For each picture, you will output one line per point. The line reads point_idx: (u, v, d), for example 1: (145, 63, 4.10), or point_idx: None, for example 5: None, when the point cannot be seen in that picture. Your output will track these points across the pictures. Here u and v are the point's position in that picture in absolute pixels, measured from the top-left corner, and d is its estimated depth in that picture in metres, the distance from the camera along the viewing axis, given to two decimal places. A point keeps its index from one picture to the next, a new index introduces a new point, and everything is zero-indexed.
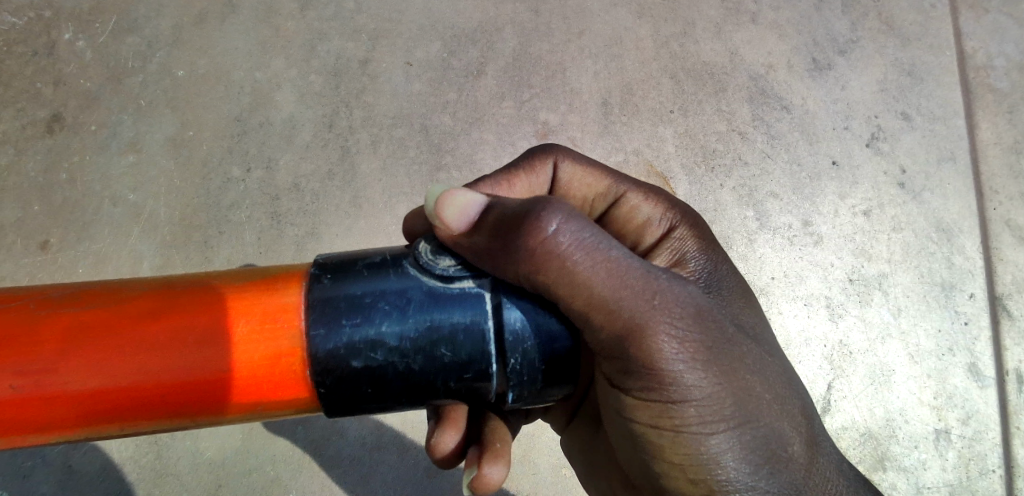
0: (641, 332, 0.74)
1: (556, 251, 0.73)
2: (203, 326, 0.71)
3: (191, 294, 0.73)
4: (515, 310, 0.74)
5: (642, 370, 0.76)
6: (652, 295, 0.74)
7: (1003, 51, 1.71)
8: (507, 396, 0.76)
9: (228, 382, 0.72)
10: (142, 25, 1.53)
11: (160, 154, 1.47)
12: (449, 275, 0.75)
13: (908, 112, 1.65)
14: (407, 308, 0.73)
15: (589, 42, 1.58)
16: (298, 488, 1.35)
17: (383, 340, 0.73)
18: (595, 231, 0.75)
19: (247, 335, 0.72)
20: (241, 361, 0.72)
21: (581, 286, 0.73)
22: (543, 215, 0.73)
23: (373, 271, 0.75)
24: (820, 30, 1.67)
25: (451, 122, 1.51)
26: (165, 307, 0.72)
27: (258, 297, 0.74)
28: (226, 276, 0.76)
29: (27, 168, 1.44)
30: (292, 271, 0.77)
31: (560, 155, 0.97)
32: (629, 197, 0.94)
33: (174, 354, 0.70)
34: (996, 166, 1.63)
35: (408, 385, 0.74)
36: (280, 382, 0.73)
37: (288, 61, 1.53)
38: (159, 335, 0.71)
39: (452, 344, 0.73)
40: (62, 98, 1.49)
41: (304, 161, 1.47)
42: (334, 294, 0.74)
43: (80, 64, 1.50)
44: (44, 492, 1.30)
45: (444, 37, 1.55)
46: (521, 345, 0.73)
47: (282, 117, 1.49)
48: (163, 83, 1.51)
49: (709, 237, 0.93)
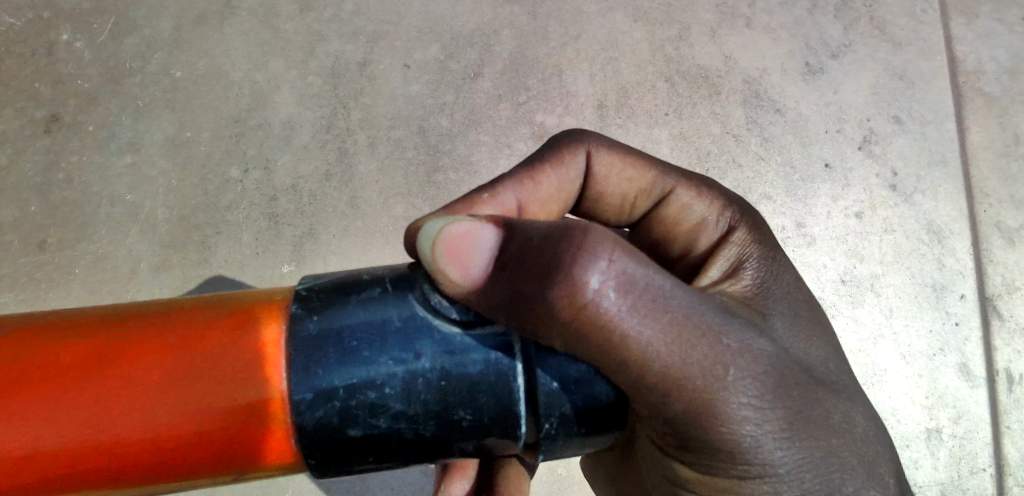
0: (712, 412, 0.67)
1: (599, 317, 0.64)
2: (168, 372, 0.65)
3: (151, 339, 0.66)
4: (546, 369, 0.68)
5: (714, 446, 0.69)
6: (724, 369, 0.67)
7: (992, 56, 1.74)
8: (539, 455, 0.71)
9: (198, 436, 0.65)
10: (141, 26, 1.54)
11: (159, 154, 1.48)
12: (464, 321, 0.69)
13: (900, 115, 1.67)
14: (414, 362, 0.66)
15: (586, 45, 1.60)
16: (295, 486, 1.36)
17: (388, 405, 0.66)
18: (653, 288, 0.66)
19: (218, 380, 0.66)
20: (211, 411, 0.65)
21: (640, 357, 0.65)
22: (583, 269, 0.63)
23: (371, 313, 0.68)
24: (813, 34, 1.69)
25: (449, 124, 1.52)
26: (125, 351, 0.65)
27: (231, 336, 0.67)
28: (190, 314, 0.69)
29: (26, 167, 1.45)
30: (270, 303, 0.71)
31: (598, 146, 0.97)
32: (678, 192, 0.94)
33: (135, 404, 0.64)
34: (986, 169, 1.66)
35: (418, 448, 0.68)
36: (259, 434, 0.67)
37: (287, 63, 1.54)
38: (119, 381, 0.64)
39: (468, 406, 0.67)
40: (61, 97, 1.49)
41: (303, 161, 1.48)
42: (326, 348, 0.66)
43: (79, 64, 1.51)
44: None
45: (442, 39, 1.57)
46: (552, 410, 0.67)
47: (281, 119, 1.50)
48: (163, 83, 1.52)
49: (769, 238, 0.90)
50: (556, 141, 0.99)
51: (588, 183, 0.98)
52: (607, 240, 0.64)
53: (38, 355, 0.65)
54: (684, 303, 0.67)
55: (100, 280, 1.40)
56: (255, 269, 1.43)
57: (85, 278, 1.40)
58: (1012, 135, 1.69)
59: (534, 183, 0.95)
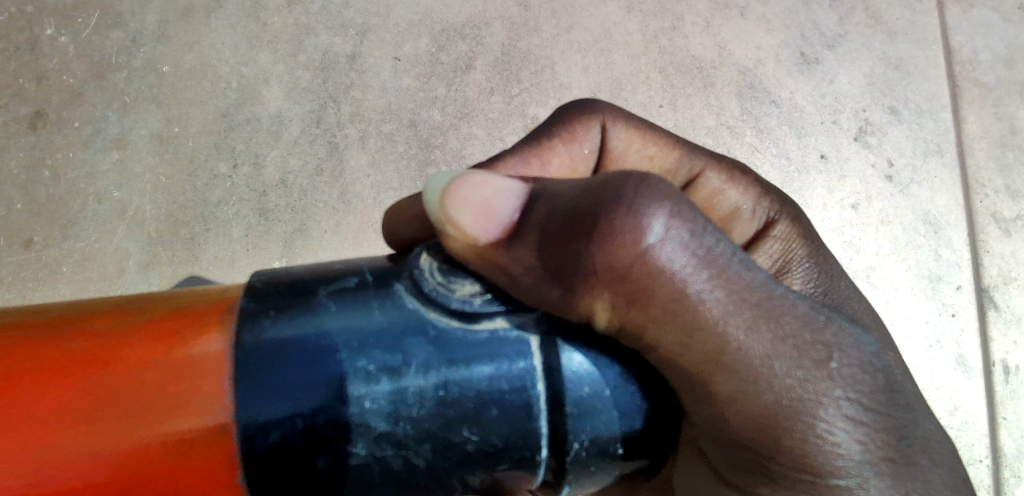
0: (805, 418, 0.60)
1: (655, 269, 0.57)
2: (80, 402, 0.55)
3: (66, 356, 0.57)
4: (570, 370, 0.61)
5: (801, 473, 0.61)
6: (824, 357, 0.61)
7: (989, 45, 1.73)
8: (562, 482, 0.64)
9: (124, 473, 0.56)
10: (127, 19, 1.52)
11: (146, 150, 1.45)
12: (467, 312, 0.61)
13: (895, 106, 1.66)
14: (404, 370, 0.59)
15: (578, 37, 1.58)
16: None
17: (369, 424, 0.58)
18: (727, 250, 0.60)
19: (141, 409, 0.56)
20: (137, 448, 0.56)
21: (714, 329, 0.59)
22: (644, 209, 0.57)
23: (345, 309, 0.61)
24: (808, 24, 1.68)
25: (440, 118, 1.50)
26: (17, 381, 0.55)
27: (159, 352, 0.58)
28: (115, 322, 0.60)
29: (11, 164, 1.43)
30: (211, 308, 0.62)
31: (610, 119, 0.98)
32: (707, 176, 0.94)
33: (37, 446, 0.54)
34: (982, 159, 1.64)
35: (406, 482, 0.60)
36: (199, 468, 0.57)
37: (275, 56, 1.52)
38: (28, 406, 0.55)
39: (476, 425, 0.59)
40: (46, 93, 1.47)
41: (292, 156, 1.46)
42: (289, 346, 0.58)
43: (63, 59, 1.48)
44: None
45: (432, 32, 1.54)
46: (581, 427, 0.60)
47: (270, 113, 1.48)
48: (149, 78, 1.49)
49: (813, 234, 0.90)
50: (565, 114, 0.99)
51: (603, 158, 0.98)
52: (665, 184, 0.59)
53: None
54: (760, 272, 0.61)
55: (88, 278, 1.38)
56: (245, 265, 1.41)
57: (72, 277, 1.38)
58: (1008, 125, 1.67)
59: (542, 162, 0.96)
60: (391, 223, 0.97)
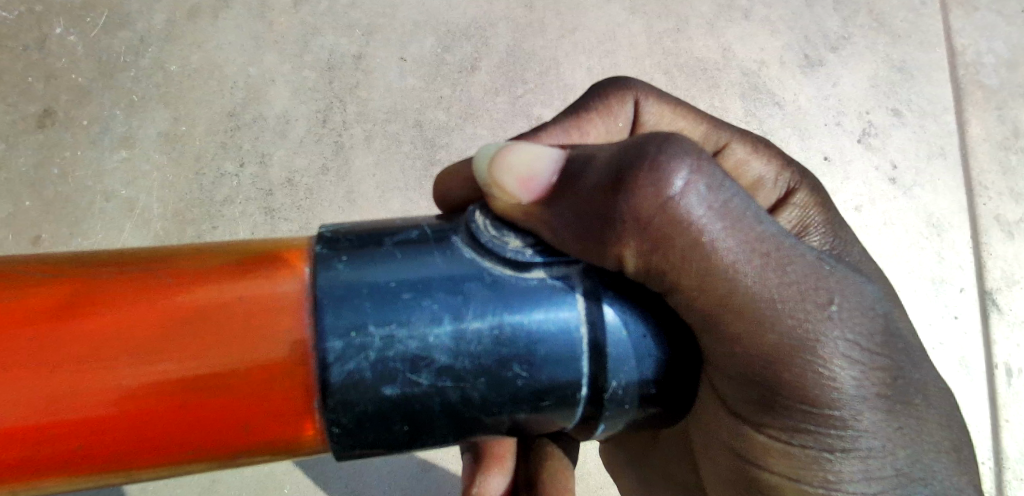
0: (806, 354, 0.60)
1: (678, 217, 0.58)
2: (159, 328, 0.57)
3: (149, 285, 0.59)
4: (612, 320, 0.60)
5: (800, 406, 0.61)
6: (825, 300, 0.60)
7: (992, 48, 1.73)
8: (597, 425, 0.63)
9: (198, 398, 0.57)
10: (135, 19, 1.53)
11: (153, 149, 1.46)
12: (521, 261, 0.61)
13: (899, 108, 1.66)
14: (465, 312, 0.59)
15: (583, 38, 1.58)
16: (294, 484, 1.34)
17: (431, 357, 0.58)
18: (745, 202, 0.60)
19: (216, 340, 0.57)
20: (213, 374, 0.57)
21: (725, 277, 0.59)
22: (669, 159, 0.57)
23: (409, 254, 0.61)
24: (812, 27, 1.69)
25: (445, 118, 1.50)
26: (100, 305, 0.57)
27: (236, 287, 0.59)
28: (196, 261, 0.62)
29: (19, 162, 1.44)
30: (286, 252, 0.63)
31: (642, 94, 0.95)
32: (733, 147, 0.92)
33: (115, 368, 0.55)
34: (985, 161, 1.65)
35: (456, 420, 0.60)
36: (267, 401, 0.58)
37: (282, 56, 1.53)
38: (111, 327, 0.56)
39: (527, 362, 0.59)
40: (54, 92, 1.48)
41: (298, 155, 1.47)
42: (355, 282, 0.59)
43: (72, 59, 1.50)
44: None
45: (438, 32, 1.55)
46: (620, 366, 0.60)
47: (276, 112, 1.49)
48: (156, 77, 1.50)
49: (829, 202, 0.92)
50: (599, 87, 0.96)
51: (635, 129, 0.96)
52: (686, 139, 0.59)
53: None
54: (774, 224, 0.61)
55: None
56: None
57: None
58: (1011, 128, 1.68)
59: (579, 133, 0.93)
60: (442, 183, 0.92)
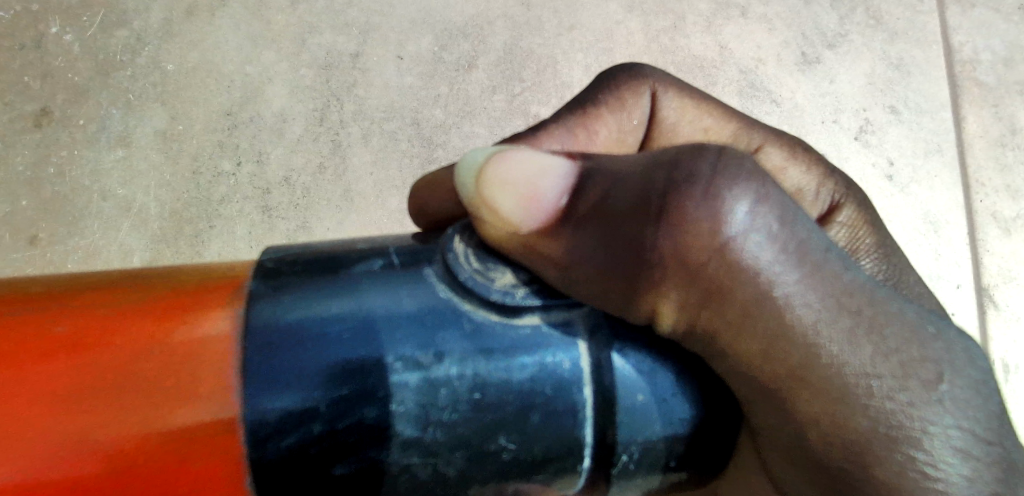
0: (835, 399, 0.57)
1: (738, 260, 0.56)
2: (71, 391, 0.51)
3: (60, 340, 0.53)
4: (627, 364, 0.58)
5: (829, 452, 0.59)
6: (880, 340, 0.57)
7: (989, 45, 1.73)
8: (604, 486, 0.62)
9: (118, 472, 0.51)
10: (131, 18, 1.53)
11: (150, 148, 1.46)
12: (510, 306, 0.59)
13: (896, 105, 1.67)
14: (439, 368, 0.56)
15: (580, 36, 1.58)
16: None
17: (396, 428, 0.55)
18: (818, 243, 0.58)
19: (139, 401, 0.51)
20: (128, 444, 0.51)
21: (796, 333, 0.57)
22: (723, 190, 0.55)
23: (378, 293, 0.58)
24: (809, 24, 1.69)
25: (443, 116, 1.50)
26: (4, 366, 0.51)
27: (153, 336, 0.54)
28: (112, 302, 0.56)
29: (16, 161, 1.44)
30: (211, 291, 0.58)
31: (659, 87, 0.98)
32: (769, 153, 0.95)
33: (13, 440, 0.49)
34: (982, 158, 1.65)
35: (426, 490, 0.57)
36: (200, 469, 0.53)
37: (279, 55, 1.52)
38: (16, 392, 0.50)
39: (517, 433, 0.57)
40: (51, 91, 1.48)
41: (296, 154, 1.47)
42: (309, 334, 0.55)
43: (69, 58, 1.50)
44: None
45: (435, 30, 1.55)
46: (630, 436, 0.58)
47: (274, 111, 1.49)
48: (153, 76, 1.50)
49: (875, 220, 0.94)
50: (613, 81, 0.99)
51: (653, 125, 0.99)
52: (744, 162, 0.57)
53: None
54: (852, 271, 0.59)
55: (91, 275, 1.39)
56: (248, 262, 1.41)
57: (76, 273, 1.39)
58: (1008, 125, 1.68)
59: (590, 132, 0.95)
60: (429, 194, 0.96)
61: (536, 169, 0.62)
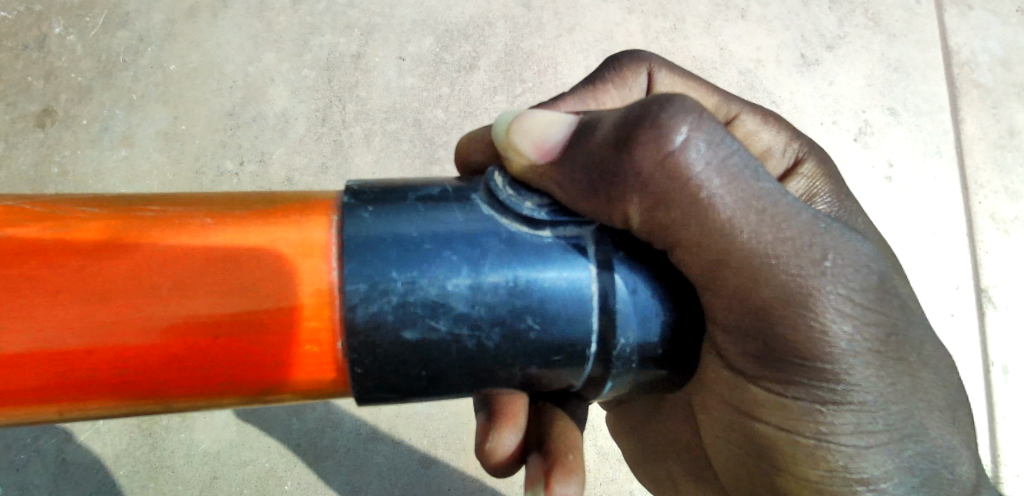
0: (798, 306, 0.61)
1: (679, 173, 0.60)
2: (190, 267, 0.57)
3: (180, 224, 0.59)
4: (622, 273, 0.61)
5: (795, 357, 0.63)
6: (820, 256, 0.61)
7: (987, 47, 1.74)
8: (604, 382, 0.63)
9: (229, 339, 0.57)
10: (134, 18, 1.53)
11: (152, 147, 1.47)
12: (541, 218, 0.62)
13: (895, 106, 1.68)
14: (482, 265, 0.59)
15: (580, 37, 1.59)
16: (294, 480, 1.34)
17: (448, 305, 0.59)
18: (749, 160, 0.62)
19: (249, 281, 0.57)
20: (240, 315, 0.57)
21: (724, 231, 0.61)
22: (670, 116, 0.60)
23: (427, 207, 0.61)
24: (808, 25, 1.70)
25: (444, 116, 1.51)
26: (135, 240, 0.57)
27: (265, 230, 0.59)
28: (224, 202, 0.62)
29: (19, 161, 1.44)
30: (315, 200, 0.63)
31: (657, 65, 0.95)
32: (743, 118, 0.92)
33: (143, 303, 0.56)
34: (980, 159, 1.66)
35: (467, 370, 0.60)
36: (299, 348, 0.59)
37: (281, 55, 1.53)
38: (142, 265, 0.56)
39: (540, 316, 0.60)
40: (54, 91, 1.48)
41: (298, 154, 1.47)
42: (375, 230, 0.60)
43: (72, 58, 1.50)
44: (38, 485, 1.30)
45: (436, 32, 1.56)
46: (629, 328, 0.61)
47: (276, 111, 1.50)
48: (156, 76, 1.51)
49: (835, 172, 0.92)
50: (614, 60, 0.96)
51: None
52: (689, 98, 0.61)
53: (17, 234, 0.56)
54: (777, 186, 0.63)
55: None
56: None
57: None
58: (1005, 126, 1.69)
59: (598, 107, 0.93)
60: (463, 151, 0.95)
61: (554, 121, 0.67)
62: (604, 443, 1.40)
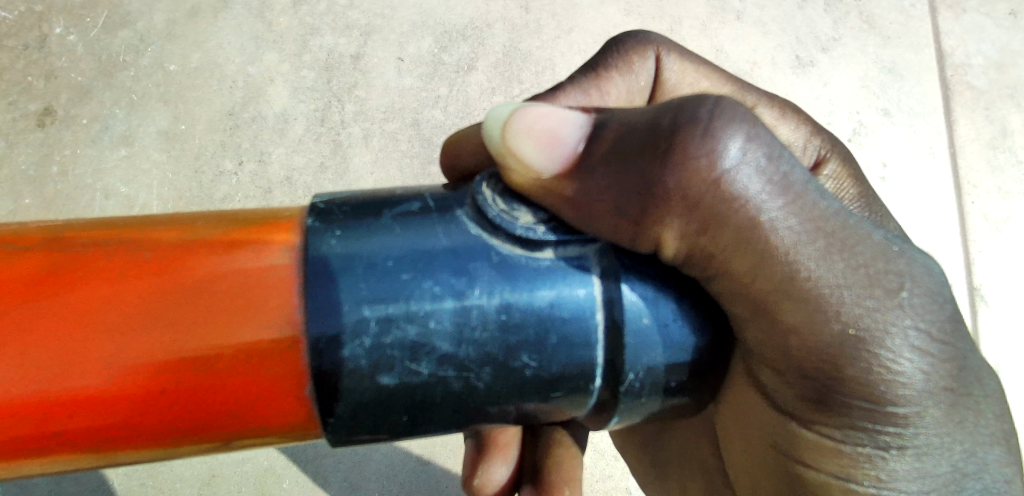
0: (868, 350, 0.61)
1: (731, 195, 0.59)
2: (140, 308, 0.56)
3: (128, 262, 0.57)
4: (630, 300, 0.61)
5: (860, 404, 0.63)
6: (896, 286, 0.62)
7: (980, 50, 1.76)
8: (612, 414, 0.65)
9: (185, 384, 0.56)
10: (134, 19, 1.54)
11: (152, 147, 1.47)
12: (534, 242, 0.61)
13: (889, 108, 1.69)
14: (467, 294, 0.59)
15: (578, 39, 1.60)
16: (293, 478, 1.34)
17: (433, 343, 0.58)
18: (802, 176, 0.61)
19: (202, 321, 0.56)
20: (198, 358, 0.56)
21: (783, 259, 0.60)
22: (722, 126, 0.58)
23: (407, 227, 0.61)
24: (803, 28, 1.72)
25: (443, 117, 1.52)
26: (81, 281, 0.56)
27: (224, 260, 0.58)
28: (176, 233, 0.61)
29: (20, 160, 1.45)
30: (275, 224, 0.62)
31: (663, 47, 0.97)
32: (760, 110, 0.95)
33: (90, 351, 0.54)
34: (974, 160, 1.68)
35: (458, 405, 0.61)
36: (261, 388, 0.58)
37: (281, 55, 1.54)
38: (89, 308, 0.55)
39: (535, 351, 0.59)
40: (55, 91, 1.49)
41: (298, 153, 1.48)
42: (350, 257, 0.59)
43: (72, 58, 1.51)
44: (37, 482, 1.31)
45: (435, 33, 1.57)
46: (635, 360, 0.61)
47: (276, 112, 1.51)
48: (156, 76, 1.51)
49: (859, 173, 0.94)
50: (619, 44, 0.97)
51: (657, 88, 0.98)
52: (740, 107, 0.60)
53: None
54: (832, 202, 0.63)
55: None
56: None
57: None
58: (999, 128, 1.71)
59: (602, 93, 0.94)
60: (452, 151, 0.99)
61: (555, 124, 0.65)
62: (599, 443, 1.42)
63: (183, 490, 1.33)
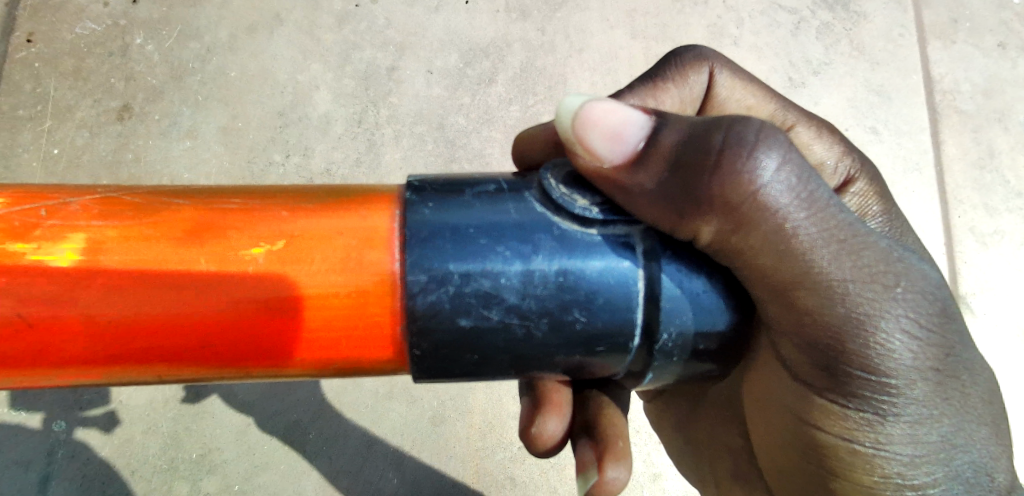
0: (884, 357, 0.73)
1: (762, 203, 0.71)
2: (269, 256, 0.70)
3: (258, 217, 0.72)
4: (667, 277, 0.73)
5: (865, 390, 0.75)
6: (892, 283, 0.73)
7: (967, 77, 1.90)
8: (646, 373, 0.77)
9: (301, 319, 0.71)
10: (202, 33, 1.78)
11: (212, 141, 1.69)
12: (587, 219, 0.73)
13: (876, 126, 1.84)
14: (533, 258, 0.71)
15: (588, 58, 1.79)
16: (318, 430, 1.51)
17: (502, 296, 0.71)
18: (827, 194, 0.73)
19: (318, 269, 0.71)
20: (312, 299, 0.70)
21: (808, 264, 0.73)
22: (762, 150, 0.70)
23: (484, 201, 0.74)
24: (797, 53, 1.89)
25: (465, 122, 1.71)
26: (223, 230, 0.71)
27: (333, 221, 0.72)
28: (295, 197, 0.75)
29: (100, 148, 1.68)
30: (379, 194, 0.76)
31: (716, 64, 1.08)
32: (798, 129, 1.07)
33: (230, 286, 0.69)
34: (959, 178, 1.81)
35: (513, 353, 0.73)
36: (362, 327, 0.72)
37: (325, 66, 1.76)
38: (228, 252, 0.70)
39: (586, 309, 0.72)
40: (132, 92, 1.73)
41: (336, 150, 1.69)
42: (439, 222, 0.72)
43: (148, 64, 1.75)
44: (97, 424, 1.49)
45: (461, 49, 1.78)
46: (671, 321, 0.73)
47: (319, 114, 1.72)
48: (218, 81, 1.74)
49: (883, 188, 1.06)
50: (678, 58, 1.08)
51: (708, 100, 1.10)
52: (779, 132, 0.72)
53: (124, 227, 0.70)
54: (857, 218, 0.74)
55: None
56: None
57: None
58: (986, 150, 1.83)
59: (657, 102, 1.07)
60: (520, 147, 1.16)
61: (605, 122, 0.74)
62: None
63: (221, 435, 1.50)
